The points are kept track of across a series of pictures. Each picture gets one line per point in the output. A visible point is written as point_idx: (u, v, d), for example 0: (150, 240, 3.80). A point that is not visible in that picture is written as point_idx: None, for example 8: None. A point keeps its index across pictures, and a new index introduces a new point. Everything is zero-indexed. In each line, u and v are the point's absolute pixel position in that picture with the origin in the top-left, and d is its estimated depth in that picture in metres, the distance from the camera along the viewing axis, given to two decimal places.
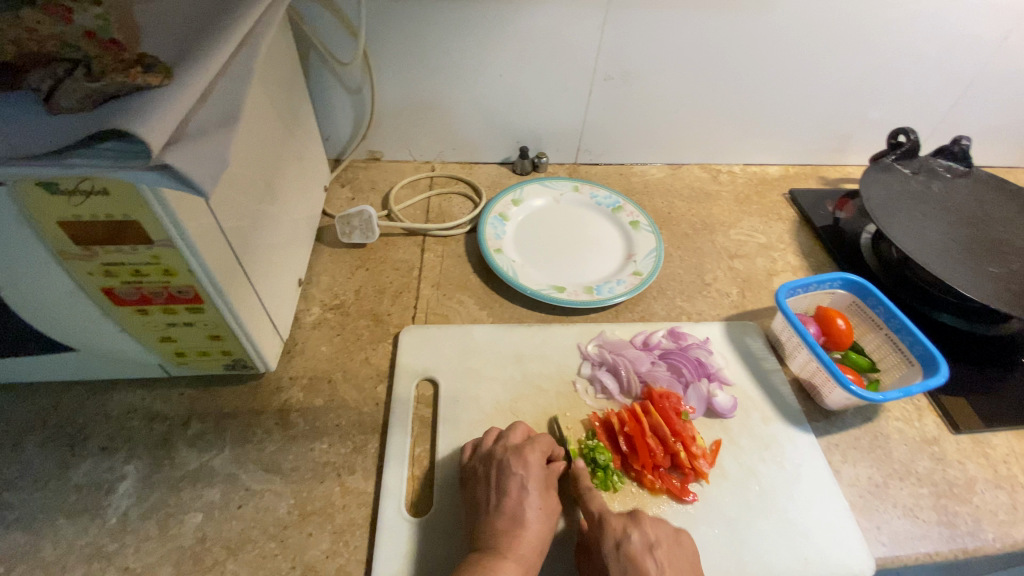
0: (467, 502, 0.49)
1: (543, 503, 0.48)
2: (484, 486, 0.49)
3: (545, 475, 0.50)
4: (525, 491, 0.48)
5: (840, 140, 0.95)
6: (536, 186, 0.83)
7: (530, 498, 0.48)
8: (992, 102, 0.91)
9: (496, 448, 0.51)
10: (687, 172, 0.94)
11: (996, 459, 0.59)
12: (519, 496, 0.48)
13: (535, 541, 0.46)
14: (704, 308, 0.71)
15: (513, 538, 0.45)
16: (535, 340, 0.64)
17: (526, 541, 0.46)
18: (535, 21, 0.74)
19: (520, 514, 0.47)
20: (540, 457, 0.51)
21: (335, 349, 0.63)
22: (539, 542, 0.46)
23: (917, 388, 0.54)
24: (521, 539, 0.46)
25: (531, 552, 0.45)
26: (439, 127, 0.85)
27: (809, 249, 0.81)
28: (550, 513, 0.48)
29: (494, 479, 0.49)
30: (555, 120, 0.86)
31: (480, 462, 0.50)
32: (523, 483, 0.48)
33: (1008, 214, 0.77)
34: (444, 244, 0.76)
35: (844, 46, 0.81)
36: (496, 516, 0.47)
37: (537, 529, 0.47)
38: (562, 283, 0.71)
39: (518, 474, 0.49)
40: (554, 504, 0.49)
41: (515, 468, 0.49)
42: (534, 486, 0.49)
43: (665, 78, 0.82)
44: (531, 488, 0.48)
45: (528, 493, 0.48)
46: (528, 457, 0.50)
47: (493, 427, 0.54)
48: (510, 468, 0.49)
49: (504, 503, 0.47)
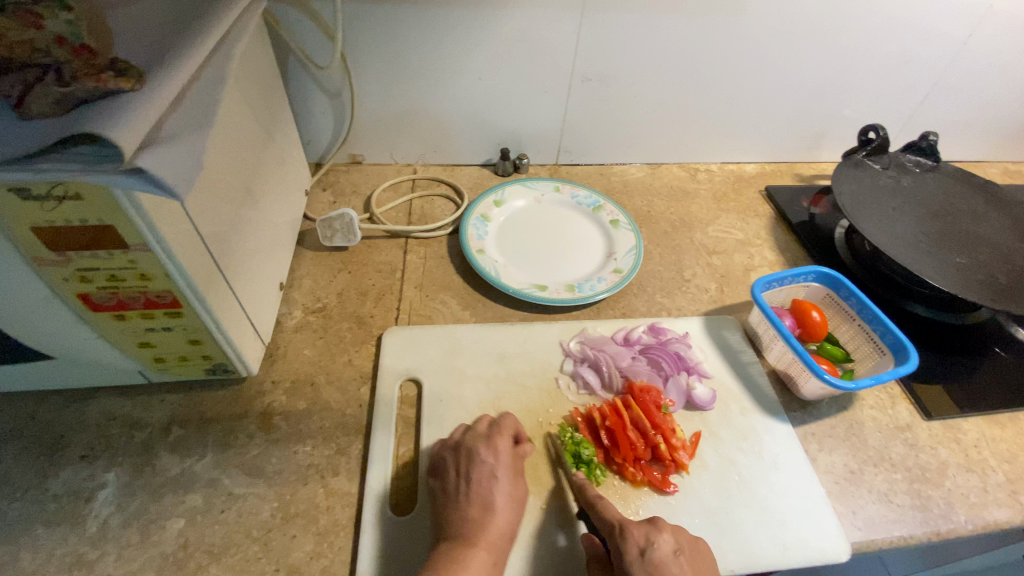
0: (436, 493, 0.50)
1: (512, 489, 0.49)
2: (454, 475, 0.50)
3: (514, 463, 0.51)
4: (495, 478, 0.49)
5: (813, 139, 0.97)
6: (518, 188, 0.83)
7: (502, 486, 0.49)
8: (960, 97, 0.93)
9: (464, 437, 0.52)
10: (665, 171, 0.94)
11: (966, 443, 0.60)
12: (489, 485, 0.48)
13: (505, 527, 0.47)
14: (684, 304, 0.72)
15: (482, 525, 0.46)
16: (518, 339, 0.64)
17: (495, 527, 0.46)
18: (513, 23, 0.75)
19: (490, 501, 0.48)
20: (509, 444, 0.52)
21: (317, 352, 0.63)
22: (509, 528, 0.47)
23: (889, 375, 0.56)
24: (491, 525, 0.46)
25: (501, 537, 0.46)
26: (420, 129, 0.86)
27: (786, 243, 0.82)
28: (521, 500, 0.49)
29: (464, 469, 0.50)
30: (534, 121, 0.87)
31: (448, 453, 0.51)
32: (492, 471, 0.49)
33: (976, 206, 0.78)
34: (427, 246, 0.76)
35: (816, 45, 0.83)
36: (466, 504, 0.47)
37: (507, 515, 0.47)
38: (545, 281, 0.71)
39: (485, 463, 0.50)
40: (524, 489, 0.50)
41: (484, 456, 0.50)
42: (504, 473, 0.50)
43: (644, 80, 0.83)
44: (501, 475, 0.49)
45: (498, 480, 0.49)
46: (497, 445, 0.51)
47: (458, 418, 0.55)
48: (478, 457, 0.50)
49: (472, 492, 0.48)
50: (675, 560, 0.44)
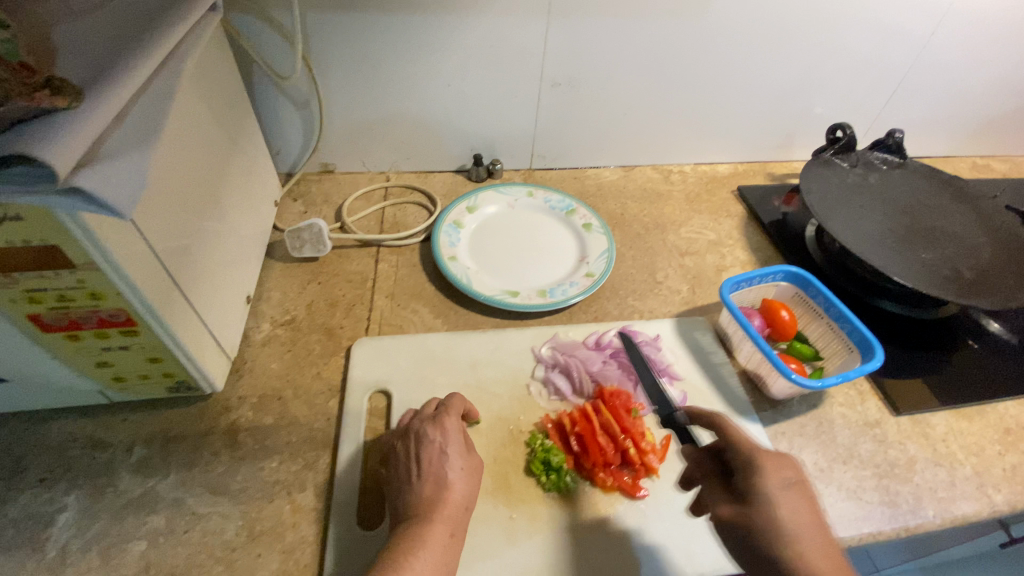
0: (390, 476, 0.50)
1: (465, 462, 0.49)
2: (407, 455, 0.50)
3: (464, 438, 0.51)
4: (445, 454, 0.49)
5: (784, 138, 0.97)
6: (491, 193, 0.83)
7: (454, 460, 0.49)
8: (926, 93, 0.95)
9: (413, 420, 0.52)
10: (638, 173, 0.95)
11: (935, 438, 0.61)
12: (440, 462, 0.48)
13: (461, 500, 0.48)
14: (656, 306, 0.72)
15: (437, 502, 0.46)
16: (489, 346, 0.63)
17: (452, 501, 0.47)
18: (479, 29, 0.75)
19: (443, 477, 0.48)
20: (458, 421, 0.52)
21: (285, 365, 0.62)
22: (465, 500, 0.48)
23: (855, 373, 0.57)
24: (447, 500, 0.47)
25: (458, 509, 0.47)
26: (392, 137, 0.85)
27: (758, 243, 0.83)
28: (474, 474, 0.49)
29: (414, 450, 0.50)
30: (506, 126, 0.87)
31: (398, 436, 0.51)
32: (442, 449, 0.49)
33: (941, 202, 0.79)
34: (399, 254, 0.75)
35: (782, 46, 0.84)
36: (420, 484, 0.48)
37: (463, 488, 0.48)
38: (517, 287, 0.71)
39: (434, 441, 0.50)
40: (477, 461, 0.50)
41: (432, 435, 0.50)
42: (454, 449, 0.50)
43: (613, 82, 0.84)
44: (451, 450, 0.49)
45: (449, 456, 0.49)
46: (445, 423, 0.51)
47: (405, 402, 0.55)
48: (427, 436, 0.50)
49: (424, 472, 0.48)
50: (797, 493, 0.42)
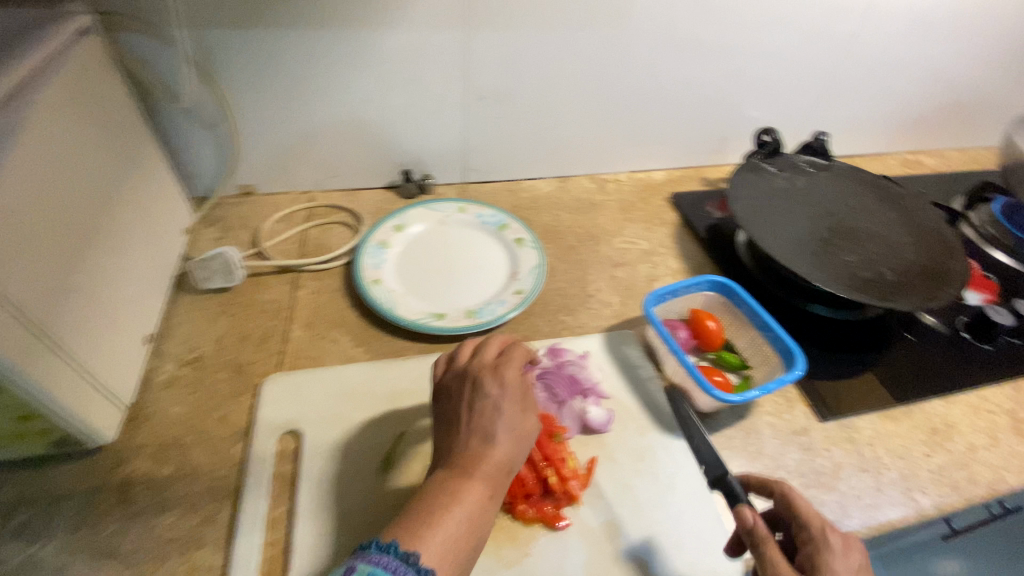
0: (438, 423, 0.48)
1: (517, 424, 0.46)
2: (455, 403, 0.48)
3: (520, 397, 0.48)
4: (498, 411, 0.46)
5: (718, 142, 0.97)
6: (421, 210, 0.79)
7: (508, 417, 0.46)
8: (853, 95, 0.95)
9: (472, 366, 0.50)
10: (575, 183, 0.93)
11: (861, 442, 0.60)
12: (491, 417, 0.46)
13: (506, 462, 0.44)
14: (586, 321, 0.71)
15: (478, 457, 0.44)
16: (410, 375, 0.60)
17: (494, 461, 0.44)
18: (392, 43, 0.72)
19: (491, 433, 0.45)
20: (518, 377, 0.49)
21: (189, 409, 0.58)
22: (508, 463, 0.44)
23: (774, 385, 0.57)
24: (487, 458, 0.44)
25: (498, 471, 0.43)
26: (313, 155, 0.81)
27: (691, 251, 0.82)
28: (526, 436, 0.47)
29: (467, 398, 0.47)
30: (433, 140, 0.84)
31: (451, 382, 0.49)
32: (496, 404, 0.47)
33: (866, 203, 0.77)
34: (321, 279, 0.71)
35: (706, 53, 0.84)
36: (467, 433, 0.46)
37: (509, 451, 0.45)
38: (443, 309, 0.67)
39: (488, 391, 0.47)
40: (530, 425, 0.47)
41: (489, 387, 0.47)
42: (509, 406, 0.47)
43: (539, 91, 0.82)
44: (505, 408, 0.46)
45: (501, 412, 0.46)
46: (504, 376, 0.48)
47: (474, 342, 0.53)
48: (483, 387, 0.48)
49: (474, 421, 0.46)
50: None
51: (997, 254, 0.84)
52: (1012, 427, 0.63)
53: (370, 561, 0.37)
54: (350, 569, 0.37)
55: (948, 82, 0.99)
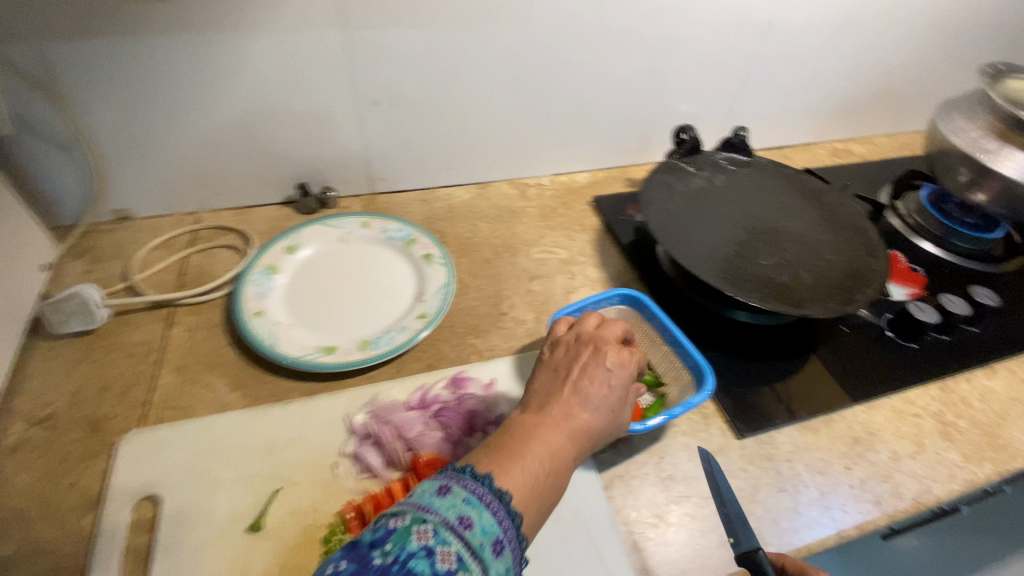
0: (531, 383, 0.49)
1: (614, 399, 0.48)
2: (569, 364, 0.50)
3: (628, 377, 0.50)
4: (607, 381, 0.48)
5: (642, 140, 0.92)
6: (317, 229, 0.72)
7: (604, 392, 0.48)
8: (780, 85, 0.91)
9: (592, 336, 0.52)
10: (494, 190, 0.87)
11: (779, 459, 0.56)
12: (596, 385, 0.48)
13: (589, 429, 0.46)
14: (497, 342, 0.64)
15: (567, 415, 0.45)
16: (291, 422, 0.54)
17: (580, 424, 0.46)
18: (261, 49, 0.64)
19: (587, 399, 0.47)
20: (634, 360, 0.51)
21: (34, 477, 0.51)
22: (591, 432, 0.46)
23: (680, 409, 0.53)
24: (576, 419, 0.45)
25: (581, 436, 0.45)
26: (195, 173, 0.74)
27: (612, 258, 0.78)
28: (611, 407, 0.48)
29: (581, 362, 0.50)
30: (329, 151, 0.76)
31: (574, 343, 0.52)
32: (610, 376, 0.49)
33: (787, 200, 0.75)
34: (197, 313, 0.65)
35: (620, 46, 0.77)
36: (564, 391, 0.47)
37: (598, 420, 0.47)
38: (334, 341, 0.60)
39: (606, 360, 0.49)
40: (621, 405, 0.49)
41: (608, 359, 0.49)
42: (618, 379, 0.49)
43: (439, 93, 0.74)
44: (614, 382, 0.48)
45: (610, 384, 0.48)
46: (625, 355, 0.50)
47: (609, 319, 0.55)
48: (605, 357, 0.50)
49: (580, 385, 0.48)
50: None
51: (925, 245, 0.81)
52: (937, 430, 0.60)
53: (464, 487, 0.37)
54: (447, 491, 0.37)
55: (874, 66, 0.95)
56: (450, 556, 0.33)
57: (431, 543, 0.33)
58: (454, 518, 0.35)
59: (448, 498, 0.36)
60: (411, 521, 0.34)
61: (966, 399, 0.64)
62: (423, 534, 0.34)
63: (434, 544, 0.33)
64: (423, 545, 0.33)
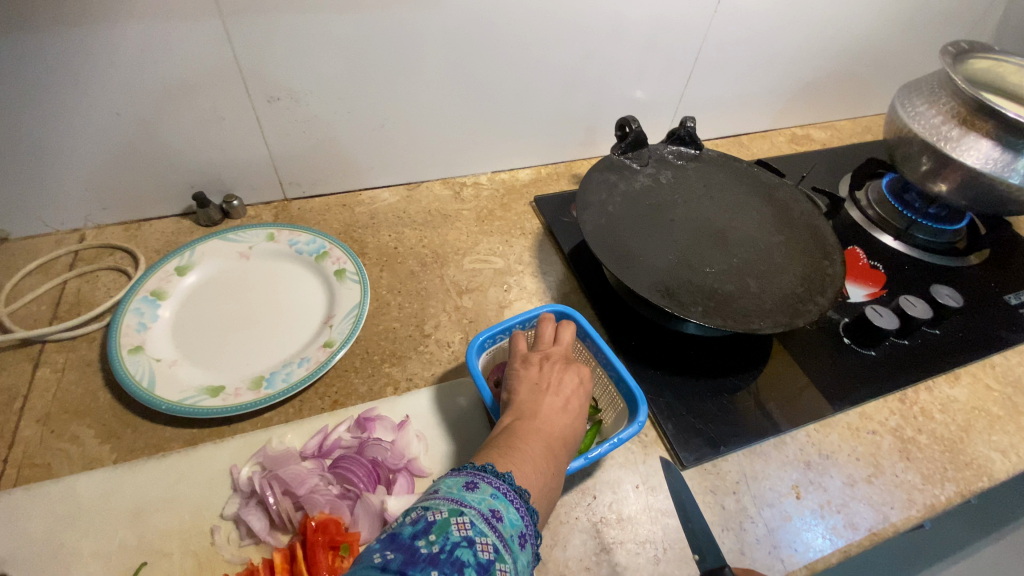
0: (505, 395, 0.47)
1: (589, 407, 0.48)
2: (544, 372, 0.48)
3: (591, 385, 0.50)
4: (583, 389, 0.48)
5: (586, 132, 0.86)
6: (215, 245, 0.64)
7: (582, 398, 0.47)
8: (733, 69, 0.85)
9: (560, 347, 0.51)
10: (424, 191, 0.80)
11: (724, 491, 0.51)
12: (576, 392, 0.47)
13: (573, 434, 0.45)
14: (417, 370, 0.58)
15: (557, 421, 0.44)
16: (167, 480, 0.47)
17: (568, 429, 0.44)
18: (124, 42, 0.54)
19: (571, 405, 0.46)
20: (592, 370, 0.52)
21: None
22: (576, 439, 0.45)
23: (607, 446, 0.46)
24: (565, 425, 0.44)
25: (570, 442, 0.44)
26: (70, 187, 0.64)
27: (551, 266, 0.71)
28: (586, 414, 0.47)
29: (557, 369, 0.48)
30: (232, 157, 0.68)
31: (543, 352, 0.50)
32: (583, 384, 0.48)
33: (737, 197, 0.69)
34: (70, 350, 0.57)
35: (554, 34, 0.70)
36: (550, 397, 0.45)
37: (579, 427, 0.46)
38: (223, 379, 0.53)
39: (580, 368, 0.49)
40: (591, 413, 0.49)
41: (581, 367, 0.49)
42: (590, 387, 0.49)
43: (352, 91, 0.66)
44: (587, 389, 0.48)
45: (585, 392, 0.48)
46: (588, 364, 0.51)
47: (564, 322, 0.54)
48: (576, 366, 0.49)
49: (561, 391, 0.46)
50: None
51: (885, 238, 0.77)
52: (895, 448, 0.56)
53: (489, 482, 0.34)
54: (474, 485, 0.34)
55: (832, 48, 0.89)
56: (488, 547, 0.30)
57: (471, 533, 0.30)
58: (487, 511, 0.32)
59: (478, 492, 0.33)
60: (449, 512, 0.31)
61: (926, 411, 0.60)
62: (463, 525, 0.30)
63: (474, 535, 0.30)
64: (464, 536, 0.30)
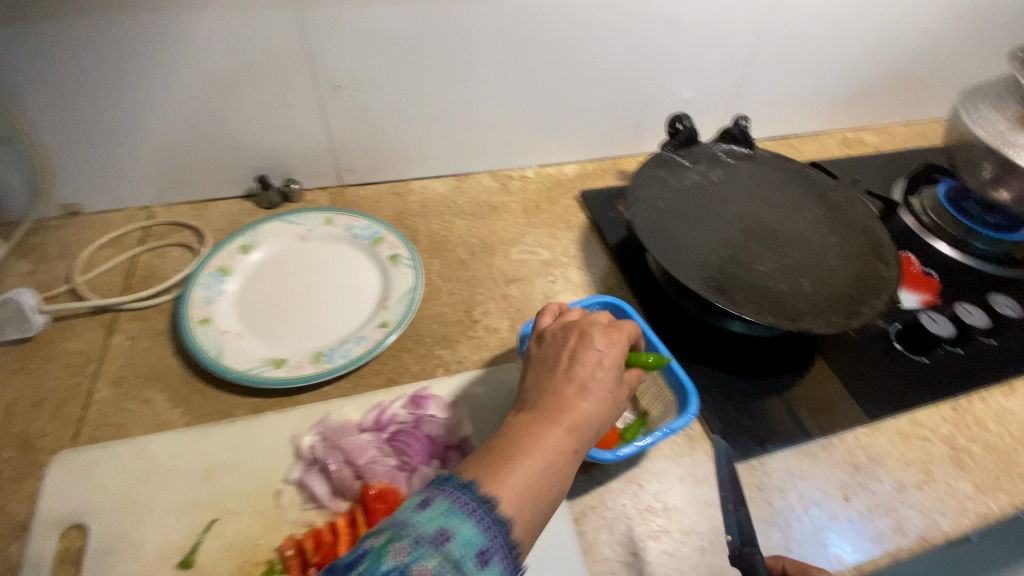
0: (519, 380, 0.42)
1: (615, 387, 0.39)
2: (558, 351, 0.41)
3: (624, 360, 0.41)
4: (603, 368, 0.40)
5: (634, 129, 0.86)
6: (276, 226, 0.66)
7: (606, 378, 0.39)
8: (787, 70, 0.84)
9: (580, 320, 0.43)
10: (472, 183, 0.82)
11: (770, 488, 0.51)
12: (594, 371, 0.39)
13: (594, 421, 0.37)
14: (466, 355, 0.59)
15: (563, 407, 0.37)
16: (234, 444, 0.50)
17: (582, 415, 0.37)
18: (206, 28, 0.57)
19: (587, 387, 0.38)
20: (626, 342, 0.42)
21: None
22: (599, 425, 0.38)
23: (659, 435, 0.47)
24: (575, 411, 0.37)
25: (588, 429, 0.37)
26: (145, 166, 0.68)
27: (597, 260, 0.72)
28: (619, 393, 0.40)
29: (570, 346, 0.41)
30: (293, 143, 0.71)
31: (558, 328, 0.43)
32: (602, 360, 0.40)
33: (789, 198, 0.68)
34: (143, 320, 0.60)
35: (610, 30, 0.71)
36: (560, 380, 0.39)
37: (602, 411, 0.38)
38: (285, 353, 0.56)
39: (594, 342, 0.41)
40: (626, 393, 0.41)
41: (597, 342, 0.41)
42: (613, 365, 0.40)
43: (412, 82, 0.68)
44: (609, 367, 0.40)
45: (607, 371, 0.40)
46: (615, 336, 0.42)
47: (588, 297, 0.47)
48: (592, 340, 0.41)
49: (573, 371, 0.39)
50: None
51: (940, 245, 0.75)
52: (947, 457, 0.55)
53: (445, 497, 0.31)
54: (426, 502, 0.31)
55: (890, 50, 0.87)
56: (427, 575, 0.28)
57: (408, 560, 0.28)
58: (434, 531, 0.29)
59: (426, 511, 0.30)
60: (386, 540, 0.29)
61: (980, 421, 0.58)
62: (400, 551, 0.28)
63: (410, 563, 0.28)
64: (399, 564, 0.28)
